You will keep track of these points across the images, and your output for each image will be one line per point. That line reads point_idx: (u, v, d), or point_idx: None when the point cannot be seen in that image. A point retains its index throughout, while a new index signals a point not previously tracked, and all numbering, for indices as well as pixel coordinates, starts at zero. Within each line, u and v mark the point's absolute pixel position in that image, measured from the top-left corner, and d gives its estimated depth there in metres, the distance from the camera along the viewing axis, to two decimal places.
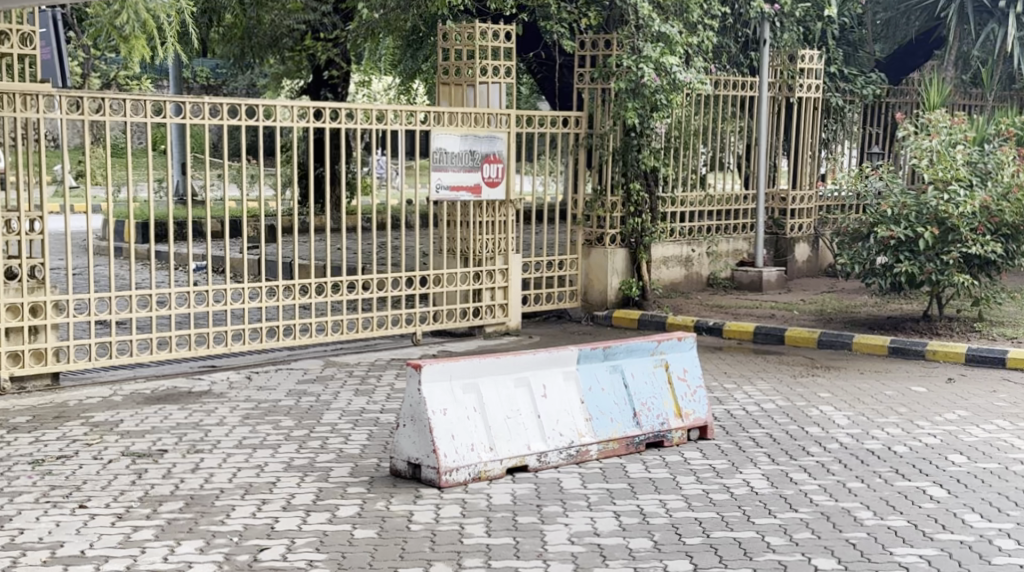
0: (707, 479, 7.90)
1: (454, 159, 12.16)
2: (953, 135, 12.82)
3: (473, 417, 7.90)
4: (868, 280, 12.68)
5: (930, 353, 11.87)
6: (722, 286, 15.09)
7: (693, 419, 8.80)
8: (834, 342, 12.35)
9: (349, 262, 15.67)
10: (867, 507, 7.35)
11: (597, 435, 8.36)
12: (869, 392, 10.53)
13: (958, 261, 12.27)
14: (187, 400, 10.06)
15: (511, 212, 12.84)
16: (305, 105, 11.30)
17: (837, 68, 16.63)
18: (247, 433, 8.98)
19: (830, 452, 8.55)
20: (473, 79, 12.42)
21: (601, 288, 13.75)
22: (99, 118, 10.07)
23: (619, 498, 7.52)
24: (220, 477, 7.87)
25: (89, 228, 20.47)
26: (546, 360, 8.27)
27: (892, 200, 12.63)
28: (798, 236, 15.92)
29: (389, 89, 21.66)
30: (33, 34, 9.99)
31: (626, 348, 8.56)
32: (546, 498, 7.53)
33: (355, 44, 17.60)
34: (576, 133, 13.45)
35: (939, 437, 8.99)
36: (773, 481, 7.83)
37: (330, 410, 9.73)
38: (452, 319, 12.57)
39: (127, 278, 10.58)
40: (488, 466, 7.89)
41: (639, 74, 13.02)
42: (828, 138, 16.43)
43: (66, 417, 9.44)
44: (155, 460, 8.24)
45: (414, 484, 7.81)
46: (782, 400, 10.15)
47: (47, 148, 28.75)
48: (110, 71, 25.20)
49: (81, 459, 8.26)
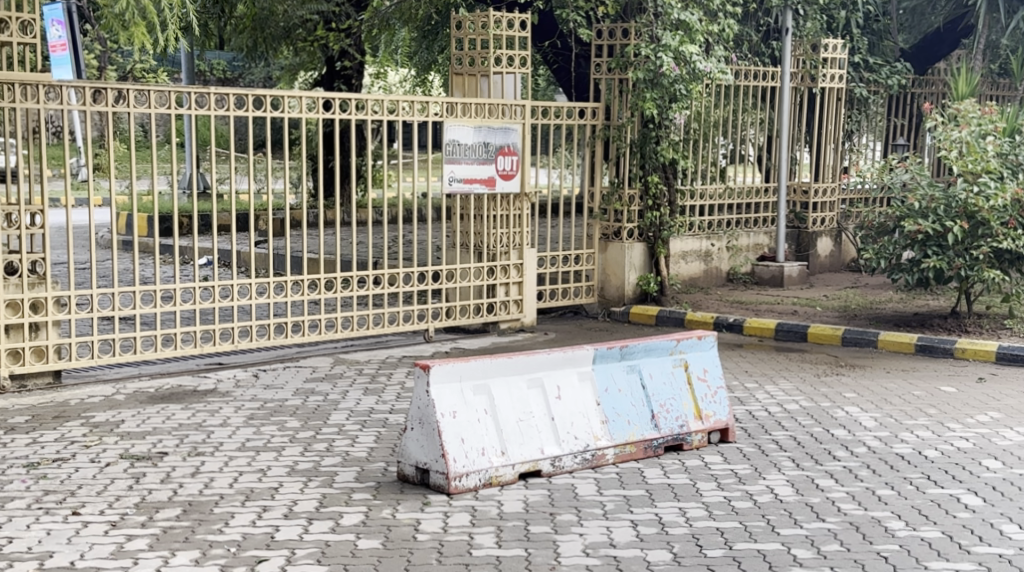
0: (729, 485, 7.55)
1: (467, 151, 11.82)
2: (984, 126, 12.41)
3: (485, 419, 7.56)
4: (894, 275, 12.31)
5: (959, 351, 11.50)
6: (742, 280, 14.72)
7: (714, 421, 8.45)
8: (859, 339, 11.98)
9: (361, 256, 15.41)
10: (899, 517, 6.99)
11: (613, 438, 8.02)
12: (896, 392, 10.16)
13: (988, 256, 11.90)
14: (191, 399, 9.74)
15: (527, 206, 12.48)
16: (315, 96, 10.88)
17: (861, 58, 16.22)
18: (251, 434, 8.66)
19: (857, 456, 8.18)
20: (487, 69, 12.07)
21: (618, 283, 13.39)
22: (103, 108, 9.72)
23: (637, 505, 7.18)
24: (221, 481, 7.55)
25: (97, 222, 20.22)
26: (561, 360, 7.93)
27: (919, 193, 12.29)
28: (821, 230, 15.56)
29: (404, 81, 21.34)
30: (33, 22, 9.53)
31: (644, 347, 8.21)
32: (560, 505, 7.20)
33: (369, 33, 17.30)
34: (593, 124, 13.08)
35: (972, 441, 8.62)
36: (798, 488, 7.47)
37: (337, 410, 9.40)
38: (466, 316, 12.21)
39: (132, 274, 10.23)
40: (500, 472, 7.56)
41: (658, 63, 12.64)
42: (852, 129, 16.06)
43: (66, 418, 9.13)
44: (154, 463, 7.92)
45: (422, 490, 7.48)
46: (806, 401, 9.80)
47: (63, 140, 28.58)
48: (124, 63, 24.98)
49: (78, 462, 7.93)
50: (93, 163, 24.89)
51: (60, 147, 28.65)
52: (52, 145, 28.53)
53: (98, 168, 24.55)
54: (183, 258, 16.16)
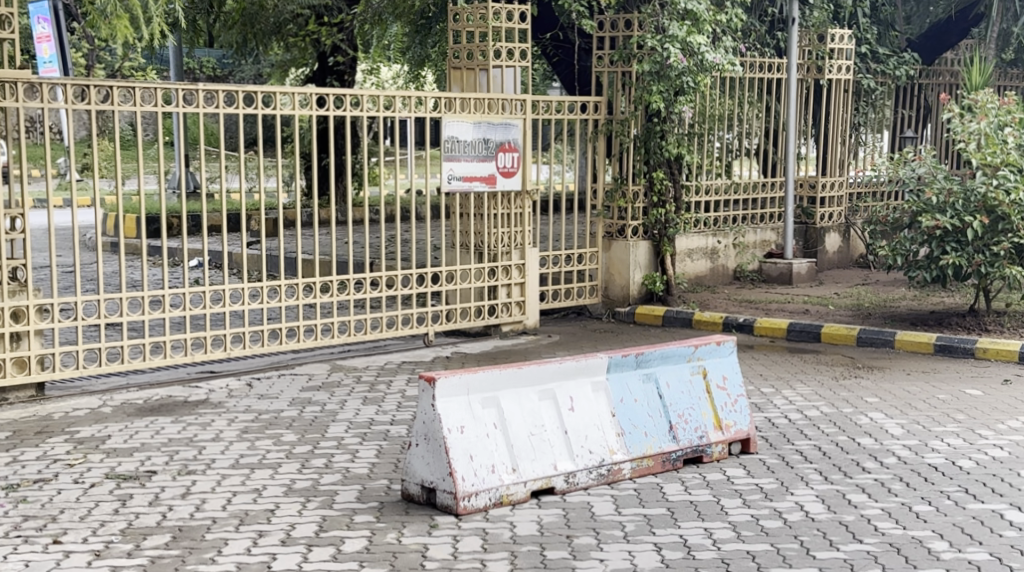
0: (755, 502, 7.09)
1: (466, 148, 11.34)
2: (1003, 117, 11.90)
3: (494, 434, 7.09)
4: (910, 273, 11.85)
5: (980, 351, 11.04)
6: (750, 278, 14.25)
7: (735, 431, 7.98)
8: (875, 339, 11.53)
9: (358, 256, 14.99)
10: (942, 537, 6.56)
11: (630, 452, 7.55)
12: (920, 396, 9.70)
13: (1009, 252, 11.47)
14: (182, 411, 9.25)
15: (529, 204, 12.00)
16: (308, 92, 10.38)
17: (868, 49, 15.79)
18: (245, 450, 8.18)
19: (888, 468, 7.73)
20: (486, 63, 11.60)
21: (623, 281, 12.92)
22: (86, 107, 9.22)
23: (660, 526, 6.72)
24: (213, 503, 7.06)
25: (87, 224, 19.74)
26: (573, 370, 7.47)
27: (936, 186, 11.80)
28: (829, 226, 15.08)
29: (397, 77, 20.85)
30: (9, 16, 9.00)
31: (661, 353, 7.75)
32: (576, 527, 6.74)
33: (361, 28, 16.84)
34: (595, 119, 12.57)
35: (1007, 449, 8.17)
36: (830, 504, 7.02)
37: (335, 422, 8.92)
38: (468, 318, 11.72)
39: (120, 281, 9.71)
40: (511, 490, 7.09)
41: (665, 54, 12.18)
42: (861, 122, 15.59)
43: (50, 433, 8.63)
44: (142, 484, 7.41)
45: (428, 511, 7.00)
46: (827, 406, 9.33)
47: (51, 139, 28.18)
48: (113, 63, 24.55)
49: (60, 483, 7.43)
50: (82, 162, 24.47)
51: (47, 146, 28.25)
52: (40, 145, 28.15)
53: (86, 167, 24.12)
54: (173, 260, 15.70)
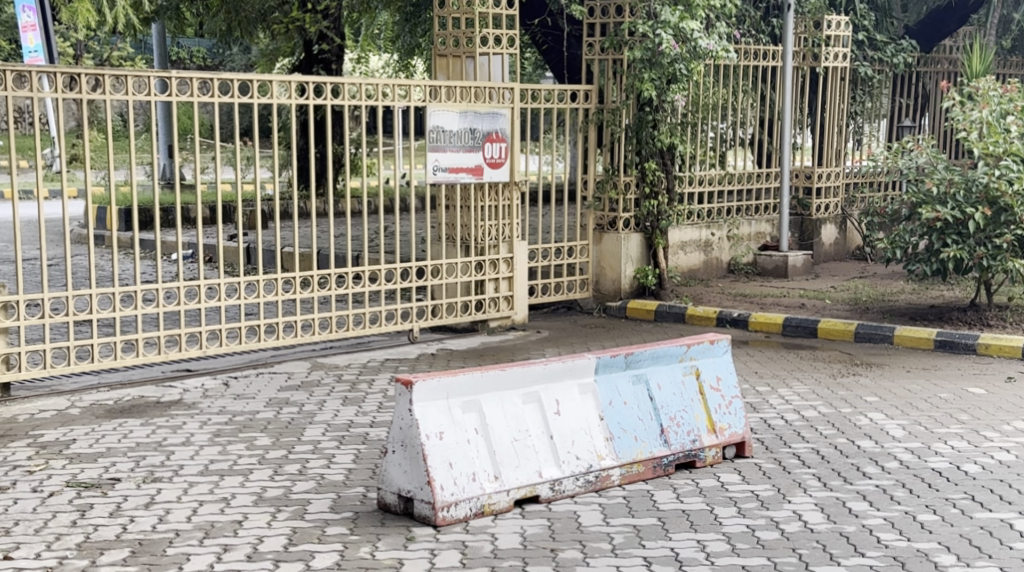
0: (751, 511, 6.73)
1: (452, 138, 10.91)
2: (1005, 104, 11.46)
3: (475, 440, 6.72)
4: (911, 266, 11.46)
5: (982, 348, 10.67)
6: (744, 271, 13.89)
7: (730, 434, 7.60)
8: (873, 335, 11.15)
9: (342, 250, 14.60)
10: (949, 550, 6.21)
11: (619, 457, 7.17)
12: (921, 395, 9.31)
13: (1012, 244, 11.06)
14: (153, 413, 8.86)
15: (517, 195, 11.59)
16: (292, 81, 9.89)
17: (865, 35, 15.30)
18: (216, 455, 7.79)
19: (890, 473, 7.36)
20: (472, 50, 11.21)
21: (614, 276, 12.55)
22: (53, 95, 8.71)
23: (650, 538, 6.36)
24: (178, 514, 6.67)
25: (70, 215, 19.35)
26: (560, 371, 7.08)
27: (937, 177, 11.42)
28: (825, 217, 14.72)
29: (384, 67, 20.42)
30: None
31: (651, 354, 7.36)
32: (561, 539, 6.38)
33: (347, 15, 16.42)
34: (585, 108, 12.21)
35: (1014, 452, 7.80)
36: (830, 514, 6.66)
37: (311, 425, 8.52)
38: (453, 314, 11.37)
39: (91, 275, 9.27)
40: (493, 499, 6.72)
41: (657, 41, 11.77)
42: (858, 110, 15.16)
43: (12, 436, 8.25)
44: (104, 492, 7.03)
45: (405, 522, 6.63)
46: (825, 407, 8.94)
47: (38, 131, 27.77)
48: (97, 52, 24.13)
49: (18, 492, 7.04)
50: (68, 154, 24.06)
51: (33, 137, 27.86)
52: (24, 135, 27.79)
53: (74, 160, 23.75)
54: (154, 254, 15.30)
